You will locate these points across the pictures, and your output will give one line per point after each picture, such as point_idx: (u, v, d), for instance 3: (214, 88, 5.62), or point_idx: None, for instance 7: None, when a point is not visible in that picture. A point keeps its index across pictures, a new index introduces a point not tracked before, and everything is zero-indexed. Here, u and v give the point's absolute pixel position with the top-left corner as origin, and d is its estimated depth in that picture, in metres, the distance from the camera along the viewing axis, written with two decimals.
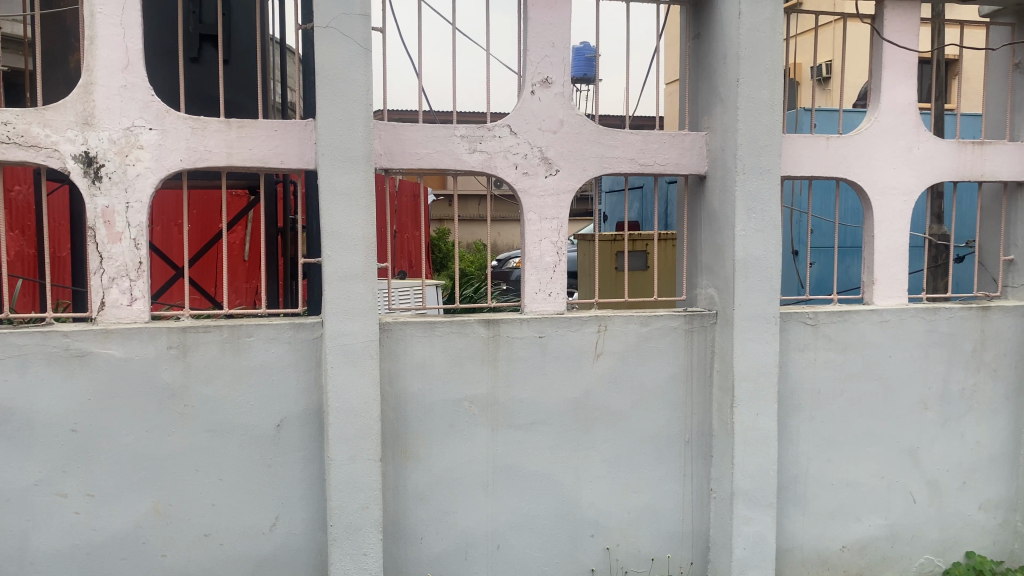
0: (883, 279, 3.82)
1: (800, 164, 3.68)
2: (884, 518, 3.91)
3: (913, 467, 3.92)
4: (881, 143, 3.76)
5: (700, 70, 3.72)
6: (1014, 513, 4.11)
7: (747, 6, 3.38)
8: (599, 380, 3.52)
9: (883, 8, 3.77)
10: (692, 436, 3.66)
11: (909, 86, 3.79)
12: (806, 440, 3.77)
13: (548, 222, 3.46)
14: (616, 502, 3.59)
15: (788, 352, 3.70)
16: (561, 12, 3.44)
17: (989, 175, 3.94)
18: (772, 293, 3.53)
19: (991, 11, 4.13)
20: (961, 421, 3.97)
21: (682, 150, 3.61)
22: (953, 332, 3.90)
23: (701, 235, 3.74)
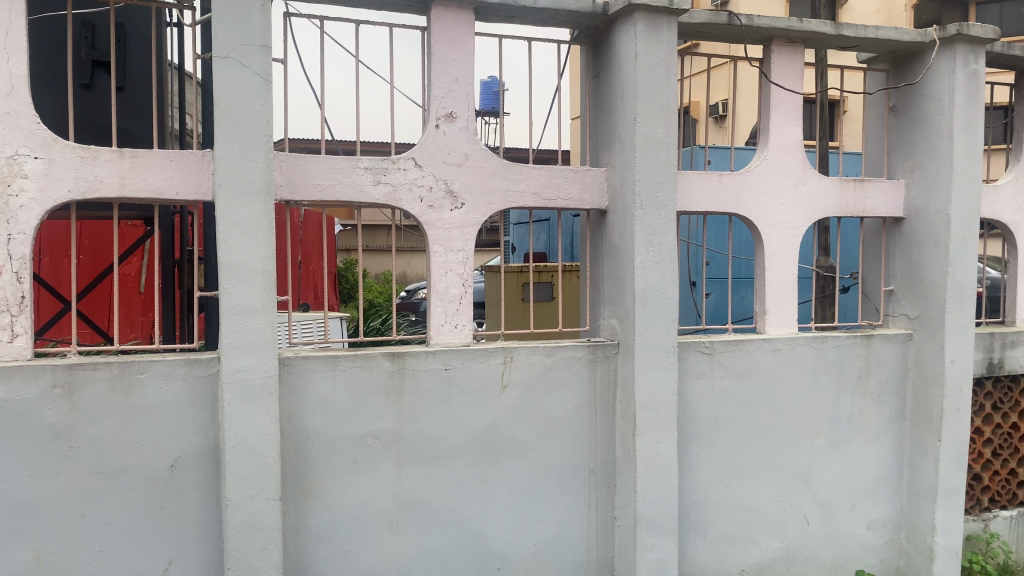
0: (774, 309, 3.99)
1: (694, 199, 3.82)
2: (780, 540, 4.04)
3: (806, 491, 4.08)
4: (770, 180, 3.94)
5: (600, 107, 3.85)
6: (899, 531, 4.32)
7: (644, 47, 3.50)
8: (504, 412, 3.53)
9: (769, 52, 3.97)
10: (596, 465, 3.71)
11: (795, 126, 3.99)
12: (706, 466, 3.87)
13: (453, 254, 3.47)
14: (522, 535, 3.59)
15: (687, 381, 3.80)
16: (464, 48, 3.49)
17: (870, 211, 4.18)
18: (670, 324, 3.63)
19: (868, 57, 4.40)
20: (850, 444, 4.16)
21: (584, 185, 3.70)
22: (840, 359, 4.10)
23: (603, 267, 3.83)
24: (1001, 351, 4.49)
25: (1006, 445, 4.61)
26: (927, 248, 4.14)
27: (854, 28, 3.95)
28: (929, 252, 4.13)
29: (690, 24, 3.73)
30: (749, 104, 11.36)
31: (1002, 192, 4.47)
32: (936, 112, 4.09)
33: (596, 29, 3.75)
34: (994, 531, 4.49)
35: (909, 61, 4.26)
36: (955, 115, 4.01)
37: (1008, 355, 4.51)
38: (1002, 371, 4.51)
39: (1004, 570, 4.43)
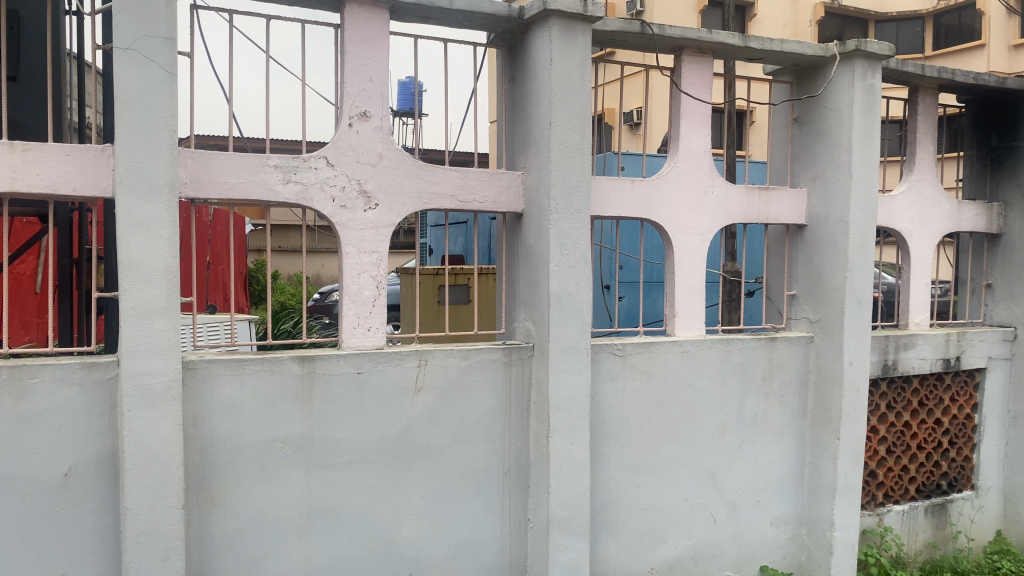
0: (683, 312, 4.09)
1: (608, 204, 3.87)
2: (688, 538, 4.13)
3: (713, 489, 4.18)
4: (680, 187, 4.03)
5: (515, 111, 3.86)
6: (800, 527, 4.47)
7: (559, 53, 3.53)
8: (418, 415, 3.50)
9: (680, 62, 4.05)
10: (510, 468, 3.72)
11: (704, 135, 4.10)
12: (618, 467, 3.92)
13: (366, 256, 3.43)
14: (435, 539, 3.57)
15: (599, 383, 3.85)
16: (378, 47, 3.45)
17: (774, 218, 4.33)
18: (583, 326, 3.67)
19: (774, 70, 4.56)
20: (754, 443, 4.30)
21: (500, 188, 3.70)
22: (745, 361, 4.23)
23: (518, 270, 3.84)
24: (895, 353, 4.71)
25: (899, 443, 4.85)
26: (828, 254, 4.31)
27: (761, 41, 4.08)
28: (829, 258, 4.30)
29: (603, 32, 3.76)
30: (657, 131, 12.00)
31: (897, 202, 4.69)
32: (837, 124, 4.26)
33: (512, 33, 3.76)
34: (888, 525, 4.71)
35: (811, 75, 4.42)
36: (854, 127, 4.19)
37: (901, 357, 4.74)
38: (896, 372, 4.73)
39: (896, 562, 4.65)
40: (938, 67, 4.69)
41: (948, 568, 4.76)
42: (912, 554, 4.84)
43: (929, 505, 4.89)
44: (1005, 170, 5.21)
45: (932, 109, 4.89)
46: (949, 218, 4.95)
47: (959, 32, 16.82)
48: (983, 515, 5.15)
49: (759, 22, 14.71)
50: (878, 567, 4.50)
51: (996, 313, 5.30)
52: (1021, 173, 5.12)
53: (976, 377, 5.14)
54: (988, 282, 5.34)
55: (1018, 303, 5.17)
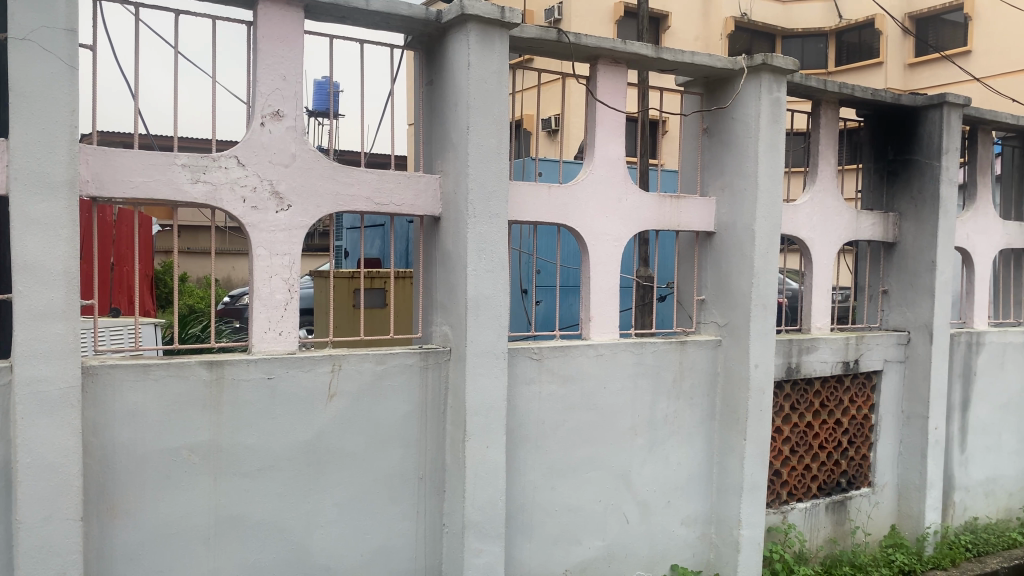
0: (598, 317, 4.15)
1: (524, 209, 3.89)
2: (601, 539, 4.19)
3: (626, 490, 4.26)
4: (596, 193, 4.10)
5: (432, 114, 3.86)
6: (709, 526, 4.60)
7: (476, 57, 3.54)
8: (331, 421, 3.44)
9: (596, 71, 4.12)
10: (425, 473, 3.70)
11: (619, 142, 4.18)
12: (533, 470, 3.95)
13: (278, 259, 3.36)
14: (348, 546, 3.51)
15: (515, 387, 3.87)
16: (293, 47, 3.39)
17: (685, 225, 4.44)
18: (500, 330, 3.69)
19: (685, 81, 4.69)
20: (666, 445, 4.40)
21: (417, 191, 3.68)
22: (657, 364, 4.32)
23: (435, 274, 3.83)
24: (798, 356, 4.89)
25: (802, 442, 5.04)
26: (735, 261, 4.45)
27: (673, 52, 4.19)
28: (736, 265, 4.45)
29: (521, 39, 3.81)
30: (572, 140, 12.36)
31: (800, 211, 4.89)
32: (744, 135, 4.40)
33: (430, 38, 3.76)
34: (792, 523, 4.89)
35: (720, 87, 4.57)
36: (761, 138, 4.34)
37: (805, 359, 4.93)
38: (800, 374, 4.92)
39: (799, 558, 4.83)
40: (839, 83, 4.91)
41: (847, 562, 4.97)
42: (814, 549, 5.04)
43: (829, 502, 5.10)
44: (900, 182, 5.49)
45: (834, 122, 5.10)
46: (848, 227, 5.18)
47: (860, 50, 17.70)
48: (879, 510, 5.40)
49: (671, 34, 15.06)
50: (783, 563, 4.67)
51: (891, 318, 5.57)
52: (915, 185, 5.41)
53: (873, 379, 5.39)
54: (884, 288, 5.61)
55: (911, 308, 5.44)
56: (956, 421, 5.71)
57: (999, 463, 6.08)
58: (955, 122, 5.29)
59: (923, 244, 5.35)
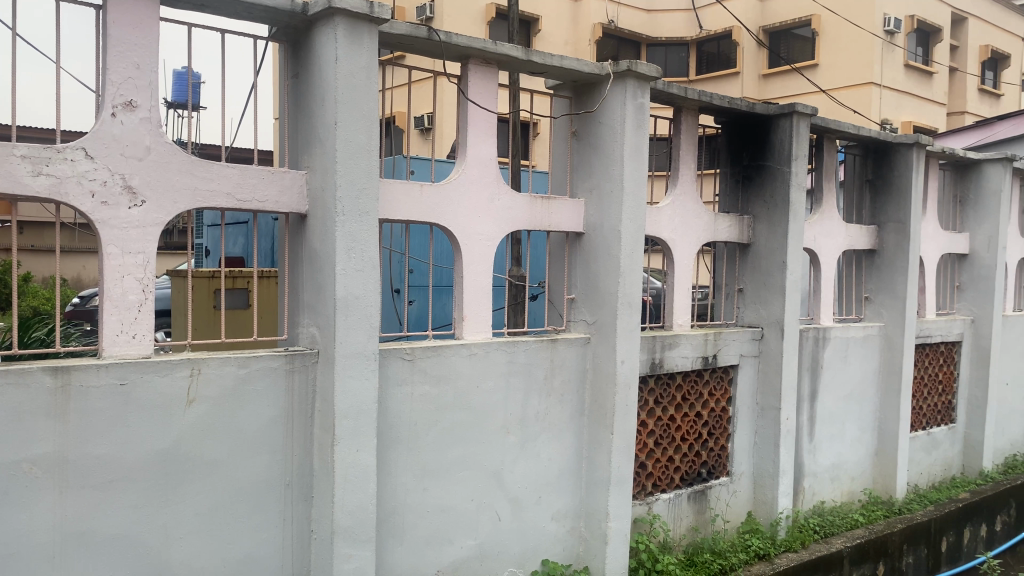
0: (471, 316, 4.16)
1: (396, 207, 3.84)
2: (473, 538, 4.20)
3: (497, 488, 4.29)
4: (467, 192, 4.09)
5: (298, 110, 3.75)
6: (579, 520, 4.70)
7: (344, 52, 3.45)
8: (190, 428, 3.28)
9: (467, 71, 4.12)
10: (292, 479, 3.59)
11: (490, 142, 4.19)
12: (404, 471, 3.91)
13: (131, 257, 3.18)
14: (209, 558, 3.36)
15: (386, 388, 3.81)
16: (147, 34, 3.20)
17: (555, 226, 4.51)
18: (371, 331, 3.62)
19: (554, 83, 4.77)
20: (537, 442, 4.46)
21: (282, 187, 3.56)
22: (529, 362, 4.37)
23: (302, 273, 3.73)
24: (661, 352, 5.08)
25: (665, 435, 5.23)
26: (603, 261, 4.56)
27: (542, 55, 4.24)
28: (604, 264, 4.56)
29: (391, 35, 3.74)
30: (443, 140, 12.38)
31: (663, 213, 5.07)
32: (611, 138, 4.51)
33: (296, 30, 3.65)
34: (656, 513, 5.06)
35: (588, 92, 4.67)
36: (627, 143, 4.45)
37: (668, 355, 5.12)
38: (663, 369, 5.11)
39: (663, 547, 5.01)
40: (699, 90, 5.11)
41: (707, 549, 5.19)
42: (677, 538, 5.24)
43: (691, 492, 5.32)
44: (754, 187, 5.79)
45: (694, 129, 5.31)
46: (707, 229, 5.42)
47: (718, 60, 18.62)
48: (736, 498, 5.68)
49: (542, 37, 15.30)
50: (648, 553, 4.82)
51: (746, 314, 5.87)
52: (767, 189, 5.71)
53: (730, 373, 5.66)
54: (740, 287, 5.91)
55: (765, 305, 5.75)
56: (805, 412, 6.08)
57: (842, 449, 6.52)
58: (804, 130, 5.62)
59: (775, 245, 5.66)
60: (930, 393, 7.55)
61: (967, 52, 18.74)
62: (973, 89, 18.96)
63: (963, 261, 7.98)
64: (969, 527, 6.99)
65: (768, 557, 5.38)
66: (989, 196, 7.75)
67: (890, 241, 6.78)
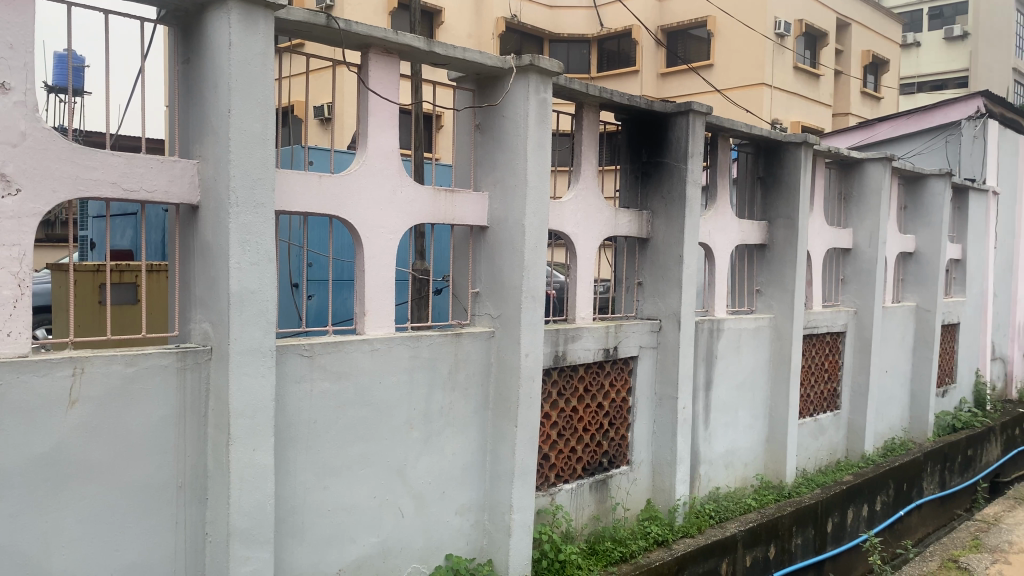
0: (372, 311, 4.09)
1: (294, 200, 3.73)
2: (376, 535, 4.14)
3: (400, 485, 4.24)
4: (368, 184, 4.01)
5: (189, 96, 3.60)
6: (483, 513, 4.71)
7: (238, 38, 3.33)
8: (73, 430, 3.10)
9: (367, 60, 4.04)
10: (185, 481, 3.44)
11: (392, 134, 4.13)
12: (304, 469, 3.81)
13: (5, 250, 2.98)
14: (95, 567, 3.19)
15: (284, 385, 3.70)
16: (21, 11, 2.99)
17: (458, 219, 4.49)
18: (267, 326, 3.51)
19: (457, 76, 4.74)
20: (440, 436, 4.43)
21: (172, 177, 3.40)
22: (432, 357, 4.33)
23: (194, 267, 3.58)
24: (564, 345, 5.13)
25: (568, 426, 5.29)
26: (507, 255, 4.58)
27: (444, 47, 4.20)
28: (508, 258, 4.57)
29: (288, 21, 3.62)
30: (344, 131, 12.16)
31: (566, 208, 5.11)
32: (514, 132, 4.51)
33: (186, 13, 3.49)
34: (559, 504, 5.11)
35: (491, 85, 4.67)
36: (530, 137, 4.46)
37: (570, 348, 5.17)
38: (566, 362, 5.16)
39: (566, 537, 5.07)
40: (600, 87, 5.18)
41: (609, 537, 5.29)
42: (579, 527, 5.31)
43: (592, 482, 5.40)
44: (653, 182, 5.93)
45: (595, 125, 5.37)
46: (608, 223, 5.51)
47: (618, 57, 18.97)
48: (636, 486, 5.81)
49: (445, 29, 15.21)
50: (551, 543, 4.86)
51: (646, 307, 6.00)
52: (665, 185, 5.85)
53: (630, 365, 5.78)
54: (640, 280, 6.04)
55: (663, 298, 5.89)
56: (701, 401, 6.28)
57: (736, 437, 6.76)
58: (700, 128, 5.77)
59: (673, 239, 5.80)
60: (817, 381, 7.92)
61: (851, 56, 19.67)
62: (856, 92, 19.93)
63: (847, 255, 8.39)
64: (852, 508, 7.37)
65: (667, 543, 5.53)
66: (870, 194, 8.18)
67: (780, 236, 7.05)
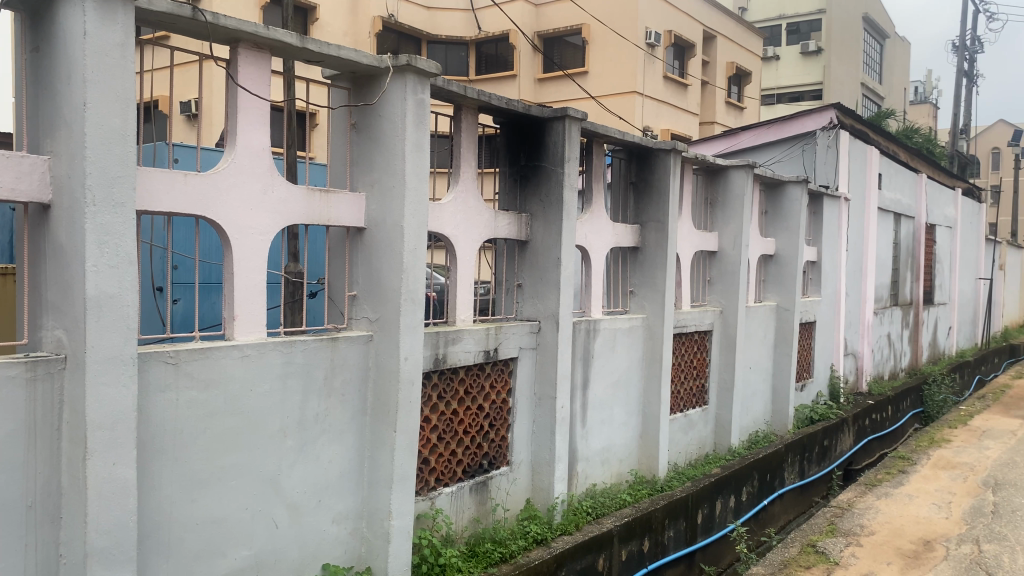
0: (242, 315, 3.94)
1: (157, 199, 3.54)
2: (248, 548, 3.99)
3: (274, 495, 4.10)
4: (237, 183, 3.86)
5: (39, 87, 3.36)
6: (360, 521, 4.63)
7: (94, 27, 3.13)
8: None
9: (236, 55, 3.89)
10: (35, 500, 3.20)
11: (263, 132, 4.00)
12: (169, 483, 3.63)
13: None
14: None
15: (147, 396, 3.51)
16: None
17: (334, 220, 4.39)
18: (127, 333, 3.31)
19: (332, 74, 4.64)
20: (315, 444, 4.32)
21: (20, 173, 3.16)
22: (306, 363, 4.22)
23: (46, 270, 3.34)
24: (444, 347, 5.11)
25: (448, 429, 5.27)
26: (384, 257, 4.52)
27: (318, 44, 4.10)
28: (386, 261, 4.51)
29: (150, 12, 3.42)
30: (213, 128, 11.69)
31: (445, 210, 5.09)
32: (391, 133, 4.46)
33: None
34: (438, 508, 5.08)
35: (367, 84, 4.59)
36: (408, 138, 4.41)
37: (450, 351, 5.16)
38: (446, 365, 5.14)
39: (446, 540, 5.04)
40: (477, 90, 5.17)
41: (488, 538, 5.31)
42: (459, 530, 5.30)
43: (472, 484, 5.41)
44: (530, 186, 5.99)
45: (473, 127, 5.38)
46: (486, 225, 5.52)
47: (497, 61, 19.12)
48: (515, 487, 5.86)
49: (320, 26, 14.89)
50: (431, 548, 4.82)
51: (525, 309, 6.08)
52: (542, 188, 5.93)
53: (510, 366, 5.81)
54: (519, 282, 6.10)
55: (541, 300, 5.97)
56: (578, 400, 6.40)
57: (612, 434, 6.94)
58: (575, 133, 5.87)
59: (550, 242, 5.89)
60: (687, 378, 8.23)
61: (716, 67, 20.58)
62: (721, 102, 20.87)
63: (713, 258, 8.76)
64: (720, 499, 7.70)
65: (545, 542, 5.60)
66: (735, 199, 8.57)
67: (651, 239, 7.28)
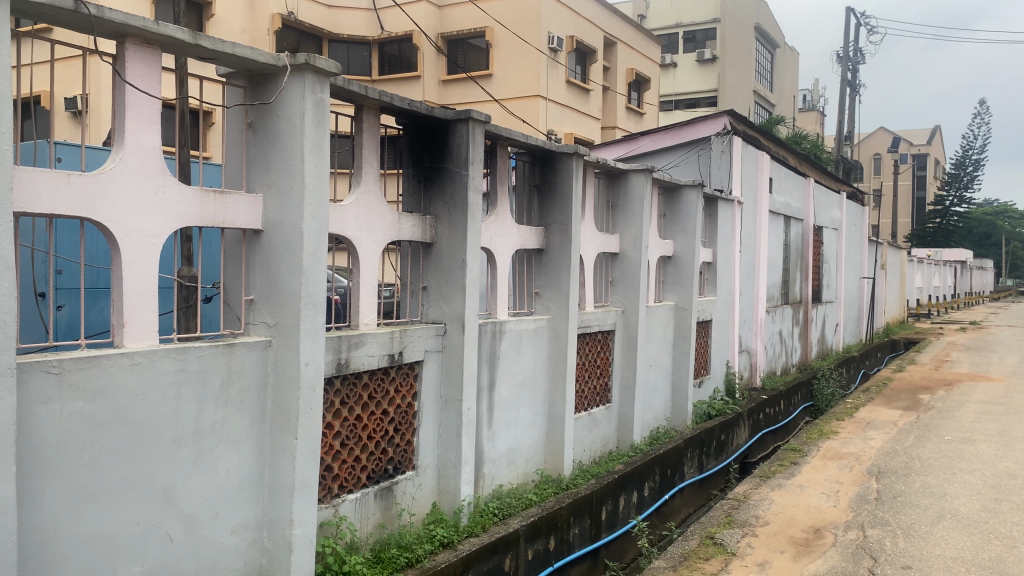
0: (132, 321, 3.78)
1: (38, 200, 3.35)
2: (141, 564, 3.82)
3: (169, 507, 3.95)
4: (126, 184, 3.70)
5: None
6: (261, 531, 4.51)
7: None
8: None
9: (124, 50, 3.72)
10: None
11: (153, 131, 3.85)
12: (53, 499, 3.44)
13: None
14: None
15: (28, 409, 3.32)
16: None
17: (229, 222, 4.27)
18: (5, 343, 3.12)
19: (226, 72, 4.50)
20: (211, 453, 4.18)
21: None
22: (201, 370, 4.07)
23: None
24: (347, 352, 5.02)
25: (351, 435, 5.19)
26: (284, 260, 4.41)
27: (211, 40, 3.97)
28: (285, 264, 4.41)
29: None
30: (100, 126, 11.17)
31: (346, 211, 5.01)
32: (290, 133, 4.36)
33: None
34: (342, 515, 4.99)
35: (263, 83, 4.48)
36: (306, 139, 4.32)
37: (353, 355, 5.08)
38: (348, 369, 5.05)
39: (350, 548, 4.95)
40: (379, 90, 5.11)
41: (394, 544, 5.25)
42: (365, 536, 5.23)
43: (377, 489, 5.34)
44: (434, 188, 5.97)
45: (375, 128, 5.31)
46: (389, 227, 5.47)
47: (400, 62, 18.99)
48: (421, 491, 5.82)
49: (216, 22, 14.45)
50: (335, 556, 4.72)
51: (430, 311, 6.04)
52: (445, 190, 5.91)
53: (415, 369, 5.77)
54: (423, 285, 6.07)
55: (446, 302, 5.95)
56: (484, 402, 6.42)
57: (517, 435, 6.98)
58: (479, 135, 5.87)
59: (454, 244, 5.88)
60: (590, 377, 8.37)
61: (616, 73, 21.03)
62: (621, 107, 21.34)
63: (615, 259, 8.93)
64: (623, 495, 7.86)
65: (451, 544, 5.59)
66: (635, 201, 8.76)
67: (555, 240, 7.37)
